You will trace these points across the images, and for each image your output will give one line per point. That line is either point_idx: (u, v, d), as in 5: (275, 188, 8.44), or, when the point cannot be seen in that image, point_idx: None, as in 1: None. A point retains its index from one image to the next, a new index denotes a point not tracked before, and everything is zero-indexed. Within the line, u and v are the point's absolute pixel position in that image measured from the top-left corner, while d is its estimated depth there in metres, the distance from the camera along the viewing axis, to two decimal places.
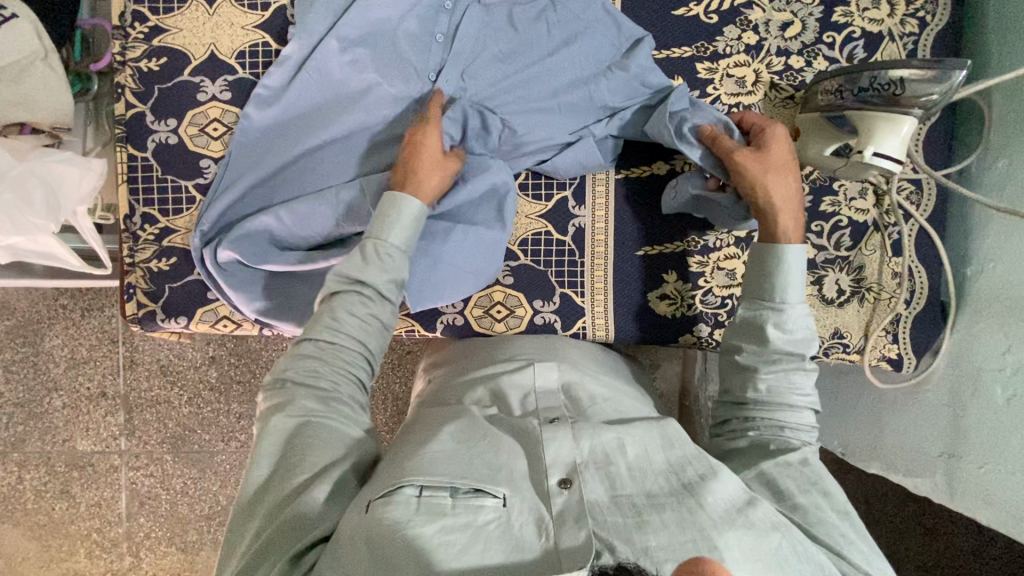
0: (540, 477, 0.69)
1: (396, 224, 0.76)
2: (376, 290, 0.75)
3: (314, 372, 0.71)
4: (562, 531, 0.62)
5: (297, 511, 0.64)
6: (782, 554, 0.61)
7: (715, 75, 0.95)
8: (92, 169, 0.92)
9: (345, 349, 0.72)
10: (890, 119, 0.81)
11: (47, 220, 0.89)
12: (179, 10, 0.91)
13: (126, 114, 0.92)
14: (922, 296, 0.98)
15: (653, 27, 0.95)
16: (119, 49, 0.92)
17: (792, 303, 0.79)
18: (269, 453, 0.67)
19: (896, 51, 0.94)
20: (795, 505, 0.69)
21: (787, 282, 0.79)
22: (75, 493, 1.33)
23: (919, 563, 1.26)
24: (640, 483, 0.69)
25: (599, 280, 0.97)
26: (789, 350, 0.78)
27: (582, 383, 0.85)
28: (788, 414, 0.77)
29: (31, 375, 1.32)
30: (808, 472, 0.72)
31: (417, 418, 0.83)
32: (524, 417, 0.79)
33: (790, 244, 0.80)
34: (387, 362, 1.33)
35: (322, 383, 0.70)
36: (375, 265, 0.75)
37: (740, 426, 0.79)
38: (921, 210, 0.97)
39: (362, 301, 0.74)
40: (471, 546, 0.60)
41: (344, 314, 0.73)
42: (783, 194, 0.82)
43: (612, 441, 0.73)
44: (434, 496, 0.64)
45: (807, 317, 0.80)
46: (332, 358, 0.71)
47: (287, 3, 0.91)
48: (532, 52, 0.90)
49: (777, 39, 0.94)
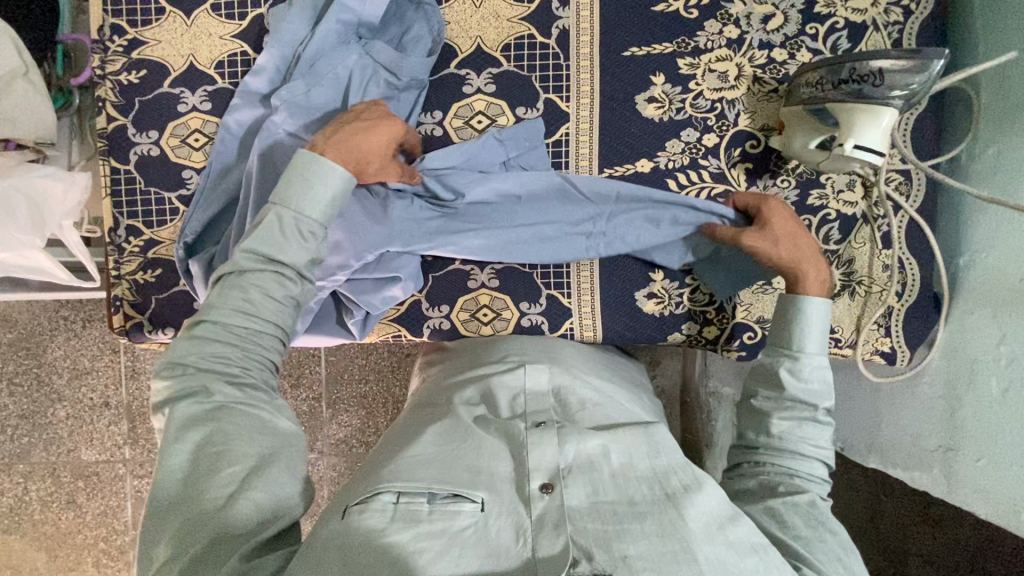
0: (523, 481, 0.69)
1: (309, 191, 0.74)
2: (296, 272, 0.73)
3: (224, 339, 0.69)
4: (540, 537, 0.62)
5: (221, 531, 0.62)
6: (760, 574, 0.60)
7: (697, 71, 0.94)
8: (77, 182, 0.93)
9: (256, 331, 0.71)
10: (870, 111, 0.79)
11: (32, 236, 0.90)
12: (157, 22, 0.91)
13: (109, 127, 0.92)
14: (915, 288, 0.97)
15: (632, 24, 0.94)
16: (99, 63, 0.92)
17: (811, 352, 0.81)
18: (180, 449, 0.65)
19: (881, 41, 0.92)
20: (799, 535, 0.69)
21: (806, 333, 0.81)
22: (80, 503, 1.34)
23: (925, 557, 1.25)
24: (623, 490, 0.68)
25: (585, 281, 0.96)
26: (805, 399, 0.78)
27: (572, 386, 0.84)
28: (799, 460, 0.76)
29: (34, 387, 1.33)
30: (816, 511, 0.72)
31: (407, 420, 0.83)
32: (511, 419, 0.78)
33: (814, 299, 0.82)
34: (387, 366, 1.33)
35: (232, 368, 0.69)
36: (295, 246, 0.73)
37: (751, 470, 0.78)
38: (911, 201, 0.95)
39: (276, 284, 0.72)
40: (447, 551, 0.60)
41: (257, 294, 0.71)
42: (804, 259, 0.85)
43: (597, 447, 0.73)
44: (411, 502, 0.64)
45: (825, 368, 0.80)
46: (225, 333, 0.69)
47: (264, 11, 0.91)
48: (445, 96, 0.94)
49: (759, 32, 0.93)
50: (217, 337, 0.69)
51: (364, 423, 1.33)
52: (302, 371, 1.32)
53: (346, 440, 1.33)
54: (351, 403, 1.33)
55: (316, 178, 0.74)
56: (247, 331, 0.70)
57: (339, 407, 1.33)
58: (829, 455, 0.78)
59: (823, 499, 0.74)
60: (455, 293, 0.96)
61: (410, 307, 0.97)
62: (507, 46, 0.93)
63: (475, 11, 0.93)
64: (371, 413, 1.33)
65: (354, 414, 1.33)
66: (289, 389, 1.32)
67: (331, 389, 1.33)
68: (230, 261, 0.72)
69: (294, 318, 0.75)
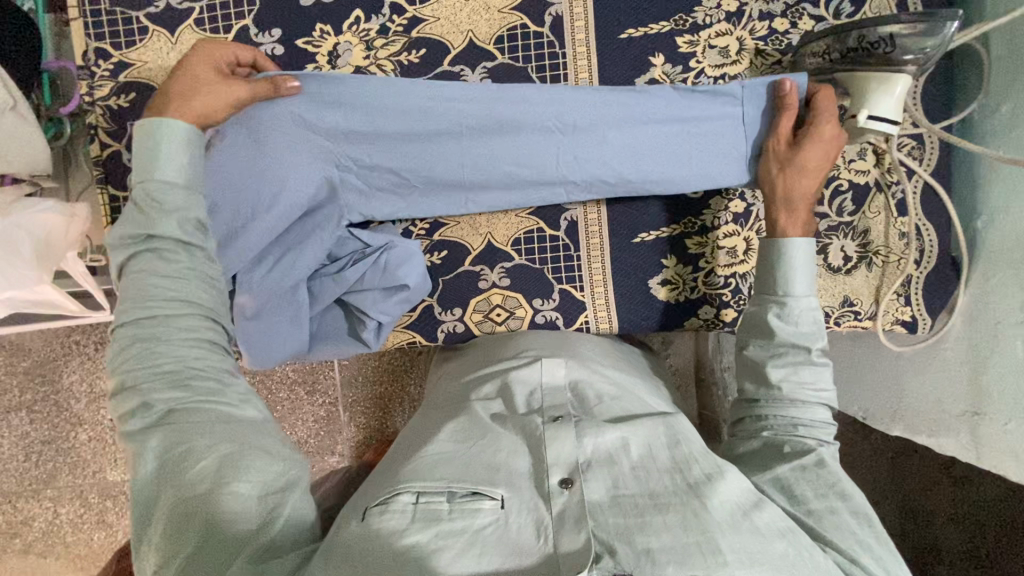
0: (542, 478, 0.68)
1: (168, 156, 0.69)
2: (176, 240, 0.67)
3: (140, 338, 0.65)
4: (561, 534, 0.61)
5: (211, 537, 0.58)
6: (789, 559, 0.59)
7: (697, 48, 0.91)
8: (77, 214, 0.92)
9: (179, 307, 0.66)
10: (882, 78, 0.77)
11: (38, 271, 0.91)
12: (141, 42, 0.89)
13: (103, 154, 0.91)
14: (932, 255, 0.96)
15: (627, 4, 0.91)
16: (86, 89, 0.90)
17: (798, 295, 0.77)
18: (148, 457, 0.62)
19: (884, 2, 0.89)
20: (811, 510, 0.66)
21: (792, 276, 0.77)
22: (111, 522, 1.33)
23: (954, 516, 1.25)
24: (644, 482, 0.67)
25: (597, 272, 0.95)
26: (797, 343, 0.76)
27: (590, 380, 0.82)
28: (802, 409, 0.74)
29: (52, 413, 1.31)
30: (826, 475, 0.68)
31: (423, 420, 0.82)
32: (529, 414, 0.77)
33: (795, 238, 0.78)
34: (400, 365, 1.32)
35: (173, 372, 0.64)
36: (163, 213, 0.67)
37: (753, 424, 0.77)
38: (924, 165, 0.93)
39: (162, 261, 0.66)
40: (468, 549, 0.59)
41: (163, 283, 0.66)
42: (794, 195, 0.81)
43: (616, 440, 0.72)
44: (431, 502, 0.63)
45: (814, 309, 0.77)
46: (161, 334, 0.65)
47: (249, 23, 0.89)
48: None
49: (758, 2, 0.90)
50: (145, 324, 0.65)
51: (382, 424, 1.33)
52: (316, 377, 1.32)
53: (367, 441, 1.33)
54: (369, 404, 1.33)
55: (163, 144, 0.69)
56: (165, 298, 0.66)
57: (356, 409, 1.33)
58: (833, 398, 0.76)
59: (829, 454, 0.72)
60: (467, 295, 0.95)
61: (422, 312, 0.96)
62: (499, 39, 0.91)
63: (465, 4, 0.90)
64: (389, 413, 1.33)
65: (373, 415, 1.33)
66: (305, 396, 1.32)
67: (347, 393, 1.33)
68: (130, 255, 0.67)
69: (208, 286, 0.69)
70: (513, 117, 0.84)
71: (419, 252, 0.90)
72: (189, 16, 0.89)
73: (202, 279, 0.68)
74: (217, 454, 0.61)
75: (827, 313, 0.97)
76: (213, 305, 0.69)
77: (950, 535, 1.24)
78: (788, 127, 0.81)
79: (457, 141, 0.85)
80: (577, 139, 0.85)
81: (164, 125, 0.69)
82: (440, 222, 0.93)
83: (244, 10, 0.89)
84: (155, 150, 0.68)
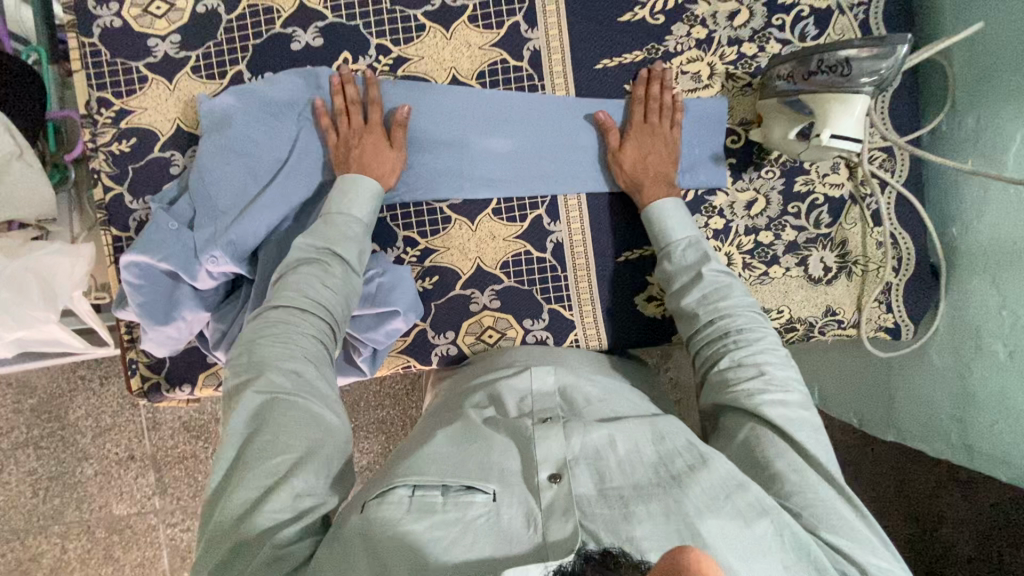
0: (531, 472, 0.66)
1: (358, 199, 0.85)
2: (341, 263, 0.80)
3: (282, 321, 0.73)
4: (550, 522, 0.60)
5: (249, 530, 0.59)
6: (768, 540, 0.59)
7: (670, 74, 0.95)
8: (82, 255, 0.96)
9: (312, 314, 0.75)
10: (843, 99, 0.81)
11: (47, 310, 0.93)
12: (141, 90, 0.94)
13: (105, 197, 0.95)
14: (910, 263, 0.99)
15: (602, 36, 0.95)
16: (90, 136, 0.95)
17: (678, 242, 0.87)
18: (234, 439, 0.64)
19: (847, 24, 0.94)
20: (774, 475, 0.67)
21: (667, 230, 0.88)
22: (118, 556, 1.34)
23: (961, 522, 1.24)
24: (630, 475, 0.65)
25: (585, 291, 0.98)
26: (690, 278, 0.84)
27: (577, 385, 0.83)
28: (742, 347, 0.77)
29: (60, 449, 1.33)
30: (781, 423, 0.70)
31: (424, 425, 0.83)
32: (518, 418, 0.77)
33: (659, 202, 0.89)
34: (401, 389, 1.34)
35: (294, 353, 0.70)
36: (345, 238, 0.82)
37: (703, 366, 0.81)
38: (896, 177, 0.98)
39: (321, 273, 0.78)
40: (461, 539, 0.58)
41: (312, 284, 0.76)
42: (643, 175, 0.91)
43: (602, 437, 0.70)
44: (426, 494, 0.62)
45: (697, 247, 0.86)
46: (288, 322, 0.73)
47: (243, 68, 0.94)
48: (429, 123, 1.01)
49: (726, 29, 0.95)
50: (285, 309, 0.74)
51: (386, 448, 1.35)
52: None
53: (370, 466, 1.35)
54: (371, 428, 1.34)
55: (355, 190, 0.85)
56: (311, 296, 0.76)
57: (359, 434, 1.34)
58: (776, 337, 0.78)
59: (766, 386, 0.73)
60: (459, 319, 0.98)
61: (416, 337, 0.98)
62: (481, 73, 0.95)
63: (447, 42, 0.95)
64: (391, 437, 1.35)
65: (375, 439, 1.35)
66: None
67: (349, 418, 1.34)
68: (289, 262, 0.79)
69: (340, 299, 0.79)
70: (524, 110, 0.95)
71: (410, 277, 0.93)
72: (187, 63, 0.94)
73: (345, 297, 0.79)
74: (299, 451, 0.63)
75: (811, 324, 1.00)
76: (341, 318, 0.78)
77: (960, 540, 1.24)
78: (615, 139, 0.93)
79: (491, 131, 0.95)
80: (571, 122, 0.95)
81: (361, 182, 0.86)
82: (430, 248, 0.97)
83: (239, 56, 0.94)
84: (348, 194, 0.85)
